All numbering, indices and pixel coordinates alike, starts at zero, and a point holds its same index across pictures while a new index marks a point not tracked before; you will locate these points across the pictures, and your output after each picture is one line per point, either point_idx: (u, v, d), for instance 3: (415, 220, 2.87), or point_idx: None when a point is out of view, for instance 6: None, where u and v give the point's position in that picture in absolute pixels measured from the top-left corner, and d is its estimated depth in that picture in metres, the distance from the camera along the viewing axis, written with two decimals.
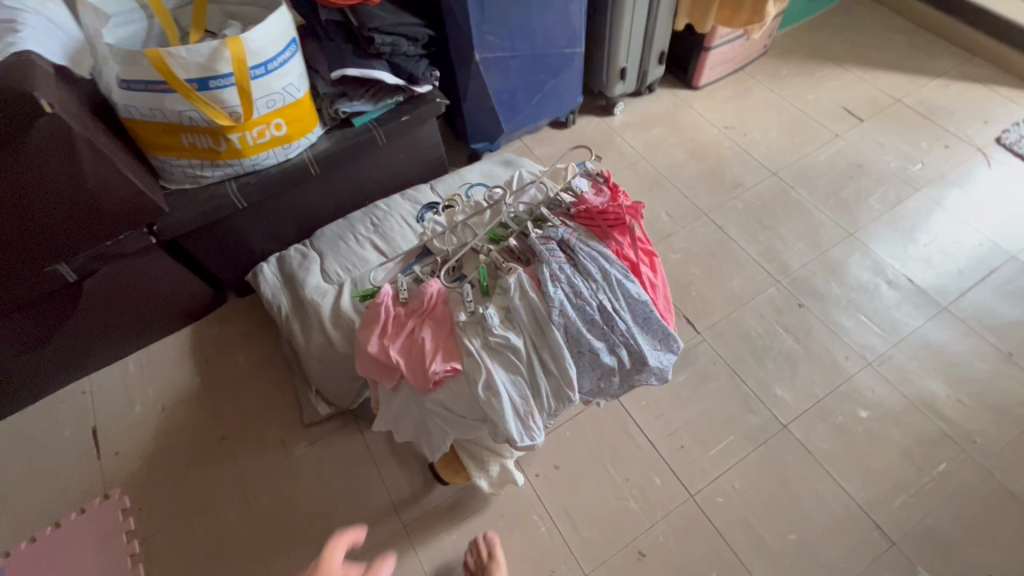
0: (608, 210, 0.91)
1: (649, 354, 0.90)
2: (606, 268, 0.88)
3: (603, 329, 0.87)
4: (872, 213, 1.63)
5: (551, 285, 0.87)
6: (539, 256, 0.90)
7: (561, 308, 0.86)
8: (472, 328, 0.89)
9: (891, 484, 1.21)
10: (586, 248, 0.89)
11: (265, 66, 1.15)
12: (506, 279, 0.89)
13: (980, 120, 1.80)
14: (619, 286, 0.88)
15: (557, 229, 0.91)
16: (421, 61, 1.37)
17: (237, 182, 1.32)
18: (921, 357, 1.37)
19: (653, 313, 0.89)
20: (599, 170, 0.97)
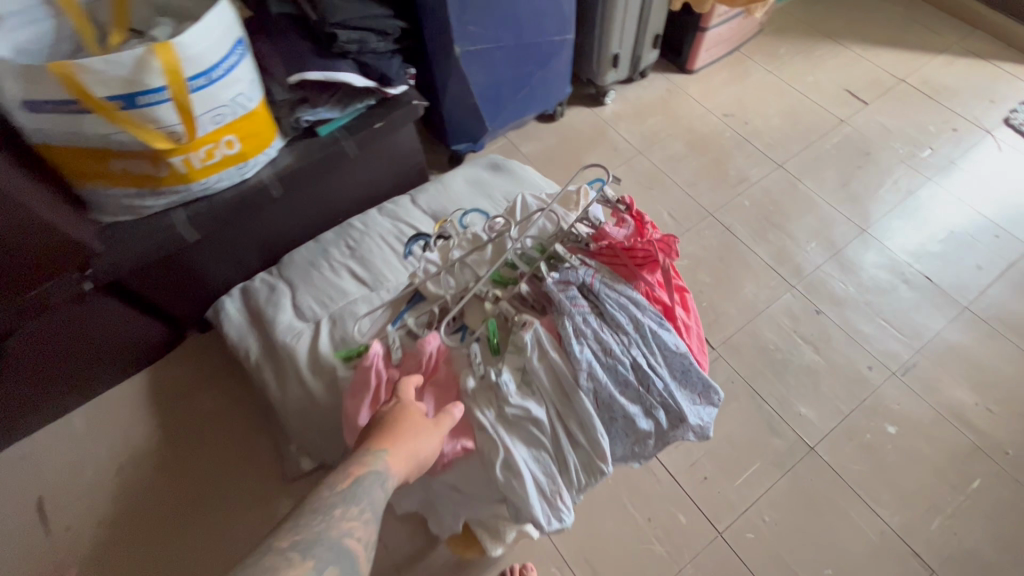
0: (635, 246, 0.76)
1: (690, 412, 0.77)
2: (638, 317, 0.75)
3: (638, 391, 0.74)
4: (884, 206, 1.54)
5: (576, 342, 0.73)
6: (558, 306, 0.75)
7: (589, 370, 0.72)
8: (484, 396, 0.75)
9: (926, 506, 1.15)
10: (613, 294, 0.75)
11: (207, 75, 0.95)
12: (520, 336, 0.75)
13: (987, 99, 1.71)
14: (654, 338, 0.75)
15: (577, 270, 0.77)
16: (393, 58, 1.18)
17: (186, 210, 1.12)
18: (946, 364, 1.30)
19: (692, 364, 0.77)
20: (619, 194, 0.81)
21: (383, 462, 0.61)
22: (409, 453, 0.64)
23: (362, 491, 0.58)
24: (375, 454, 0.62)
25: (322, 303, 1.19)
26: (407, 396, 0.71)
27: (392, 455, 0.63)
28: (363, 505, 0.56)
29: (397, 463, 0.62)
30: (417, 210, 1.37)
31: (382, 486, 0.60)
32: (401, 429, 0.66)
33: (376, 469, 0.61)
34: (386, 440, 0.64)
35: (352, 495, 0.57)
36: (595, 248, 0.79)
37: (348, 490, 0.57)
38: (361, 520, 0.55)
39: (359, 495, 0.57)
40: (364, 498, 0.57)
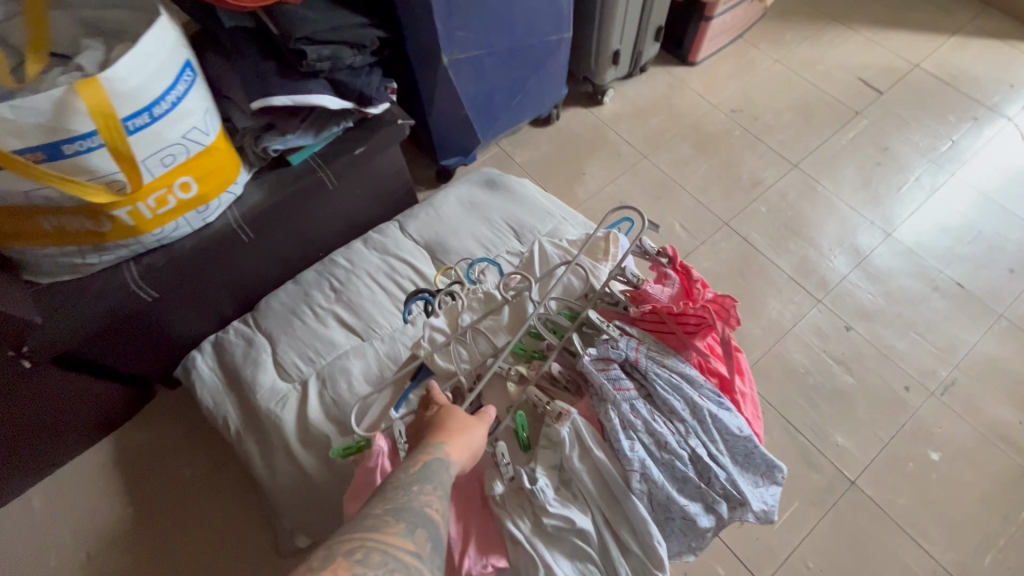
0: (685, 313, 0.65)
1: (754, 498, 0.66)
2: (693, 398, 0.63)
3: (699, 487, 0.62)
4: (907, 207, 1.44)
5: (624, 435, 0.62)
6: (600, 390, 0.64)
7: (642, 470, 0.60)
8: (515, 503, 0.62)
9: (977, 539, 1.07)
10: (663, 372, 0.64)
11: (148, 111, 0.79)
12: (556, 428, 0.63)
13: (1005, 84, 1.62)
14: (713, 422, 0.63)
15: (618, 345, 0.65)
16: (372, 73, 1.02)
17: (139, 264, 0.95)
18: (985, 379, 1.22)
19: (755, 446, 0.65)
20: (659, 245, 0.70)
21: (442, 449, 0.58)
22: (467, 444, 0.60)
23: (433, 469, 0.55)
24: (435, 445, 0.58)
25: (308, 359, 1.04)
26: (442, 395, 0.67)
27: (452, 445, 0.59)
28: (440, 478, 0.55)
29: (459, 452, 0.58)
30: (407, 239, 1.22)
31: (448, 470, 0.56)
32: (452, 421, 0.62)
33: (441, 456, 0.57)
34: (442, 432, 0.60)
35: (424, 473, 0.54)
36: (635, 312, 0.68)
37: (421, 468, 0.55)
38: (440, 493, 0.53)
39: (430, 476, 0.54)
40: (435, 478, 0.54)
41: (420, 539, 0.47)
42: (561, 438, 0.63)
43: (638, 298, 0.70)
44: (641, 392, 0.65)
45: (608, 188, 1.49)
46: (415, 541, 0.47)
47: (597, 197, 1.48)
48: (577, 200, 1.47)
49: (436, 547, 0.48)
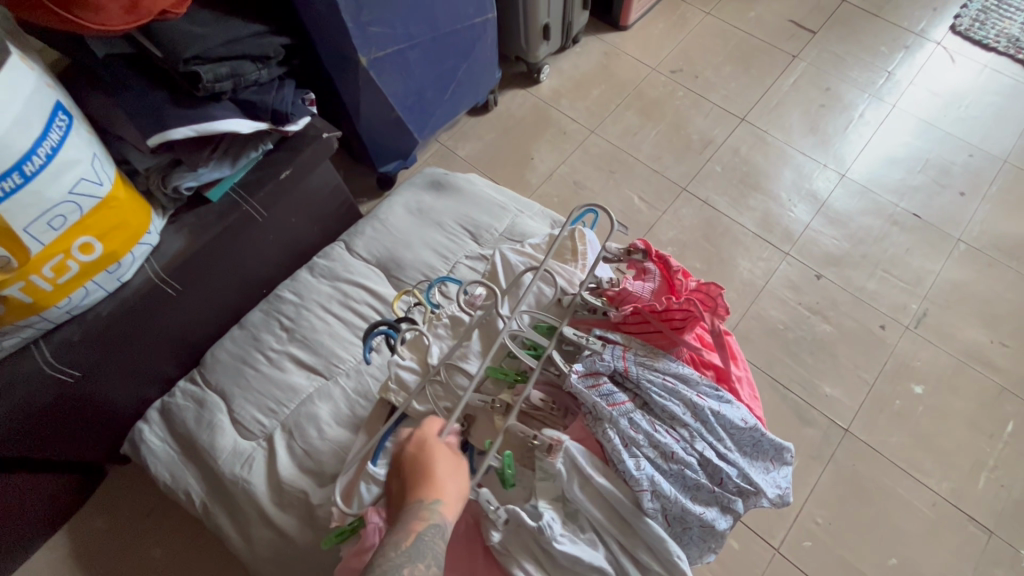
0: (669, 308, 0.63)
1: (767, 485, 0.63)
2: (690, 398, 0.60)
3: (712, 490, 0.59)
4: (855, 146, 1.45)
5: (625, 453, 0.57)
6: (594, 411, 0.59)
7: (652, 486, 0.56)
8: (518, 545, 0.57)
9: (969, 463, 1.09)
10: (656, 375, 0.61)
11: (18, 170, 0.67)
12: (551, 462, 0.57)
13: (929, 9, 1.64)
14: (714, 419, 0.60)
15: (603, 357, 0.61)
16: (282, 86, 0.91)
17: (50, 342, 0.82)
18: (952, 305, 1.24)
19: (762, 433, 0.62)
20: (627, 243, 0.69)
21: (441, 513, 0.50)
22: (456, 497, 0.53)
23: (427, 542, 0.47)
24: (425, 505, 0.50)
25: (269, 411, 0.94)
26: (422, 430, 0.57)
27: (447, 503, 0.51)
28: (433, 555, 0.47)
29: (453, 510, 0.51)
30: (357, 260, 1.12)
31: (444, 539, 0.49)
32: (440, 470, 0.53)
33: (436, 521, 0.49)
34: (430, 486, 0.52)
35: (414, 551, 0.47)
36: (616, 314, 0.65)
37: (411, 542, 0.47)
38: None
39: (424, 553, 0.47)
40: (429, 554, 0.47)
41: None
42: (558, 470, 0.57)
43: (617, 299, 0.66)
44: (636, 402, 0.61)
45: (559, 170, 1.42)
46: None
47: (550, 181, 1.41)
48: (529, 188, 1.40)
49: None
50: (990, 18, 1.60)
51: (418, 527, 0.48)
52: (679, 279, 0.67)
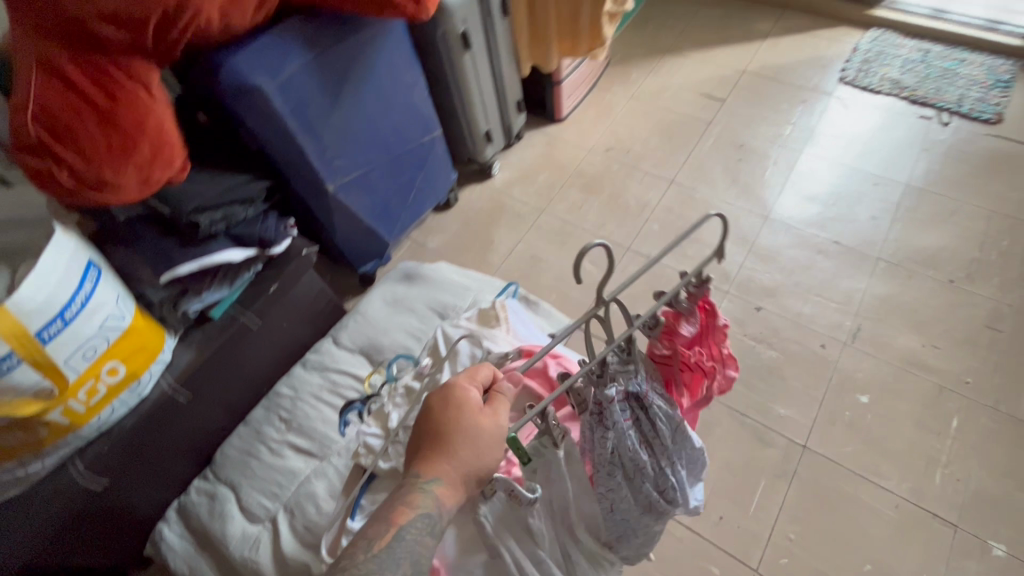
0: (688, 359, 0.75)
1: (692, 501, 0.79)
2: (675, 421, 0.72)
3: (653, 499, 0.74)
4: (775, 189, 1.64)
5: (609, 459, 0.69)
6: (605, 417, 0.67)
7: (615, 486, 0.71)
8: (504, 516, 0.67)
9: (923, 462, 1.17)
10: (659, 399, 0.71)
11: (61, 316, 0.85)
12: (552, 454, 0.64)
13: (819, 66, 1.90)
14: (680, 443, 0.74)
15: (635, 379, 0.69)
16: (267, 217, 1.12)
17: (84, 456, 0.97)
18: (884, 317, 1.36)
19: (704, 460, 0.78)
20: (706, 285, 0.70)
21: (436, 492, 0.57)
22: (462, 471, 0.58)
23: (405, 551, 0.55)
24: (426, 482, 0.57)
25: (272, 495, 1.07)
26: (460, 398, 0.60)
27: (445, 485, 0.57)
28: (409, 565, 0.55)
29: (450, 498, 0.57)
30: (343, 350, 1.27)
31: (428, 531, 0.56)
32: (458, 445, 0.58)
33: (426, 508, 0.56)
34: (440, 461, 0.58)
35: (388, 563, 0.54)
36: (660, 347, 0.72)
37: (388, 551, 0.54)
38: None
39: (399, 546, 0.55)
40: (405, 550, 0.55)
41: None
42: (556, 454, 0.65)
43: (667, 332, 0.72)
44: (632, 417, 0.70)
45: (518, 248, 1.62)
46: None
47: (510, 259, 1.60)
48: (493, 267, 1.59)
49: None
50: (871, 67, 1.85)
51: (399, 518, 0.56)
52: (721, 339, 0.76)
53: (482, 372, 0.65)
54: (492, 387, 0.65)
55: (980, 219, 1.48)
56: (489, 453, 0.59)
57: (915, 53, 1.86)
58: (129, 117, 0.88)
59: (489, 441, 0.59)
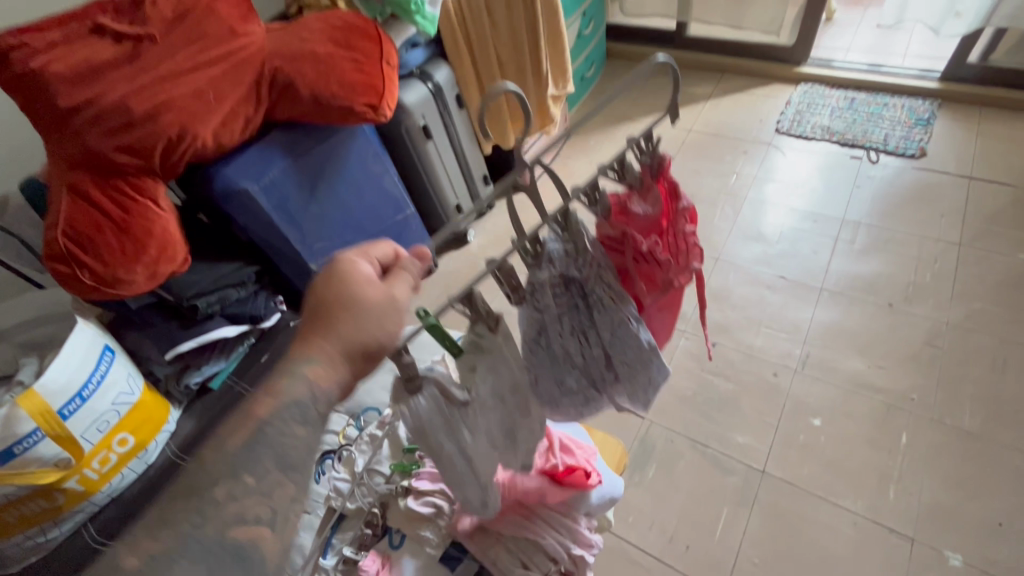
0: (647, 252, 0.68)
1: (636, 394, 0.76)
2: (623, 319, 0.66)
3: (589, 385, 0.71)
4: (723, 232, 1.78)
5: (539, 339, 0.64)
6: (539, 301, 0.60)
7: (544, 369, 0.66)
8: (435, 421, 0.54)
9: (876, 478, 1.22)
10: (606, 288, 0.63)
11: (79, 395, 1.00)
12: (483, 335, 0.55)
13: (757, 120, 2.09)
14: (626, 330, 0.68)
15: (579, 256, 0.61)
16: (257, 296, 1.30)
17: (96, 522, 1.09)
18: (831, 343, 1.45)
19: (654, 355, 0.73)
20: (664, 159, 0.67)
21: (307, 375, 0.45)
22: (345, 351, 0.47)
23: (265, 449, 0.44)
24: (295, 362, 0.46)
25: None
26: (343, 269, 0.48)
27: (319, 371, 0.46)
28: (272, 463, 0.44)
29: (324, 380, 0.46)
30: None
31: (300, 423, 0.46)
32: (339, 324, 0.46)
33: (294, 400, 0.45)
34: (316, 339, 0.46)
35: (245, 462, 0.44)
36: (609, 231, 0.67)
37: (245, 449, 0.44)
38: (275, 493, 0.44)
39: (259, 452, 0.44)
40: (267, 456, 0.44)
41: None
42: (495, 349, 0.56)
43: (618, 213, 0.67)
44: (572, 307, 0.64)
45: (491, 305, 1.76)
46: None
47: None
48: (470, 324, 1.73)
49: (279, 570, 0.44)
50: (804, 117, 2.04)
51: (254, 410, 0.46)
52: (681, 215, 0.72)
53: (381, 244, 0.51)
54: (394, 262, 0.51)
55: (913, 245, 1.60)
56: (379, 333, 0.47)
57: (842, 102, 2.05)
58: (140, 225, 1.06)
59: (378, 319, 0.47)
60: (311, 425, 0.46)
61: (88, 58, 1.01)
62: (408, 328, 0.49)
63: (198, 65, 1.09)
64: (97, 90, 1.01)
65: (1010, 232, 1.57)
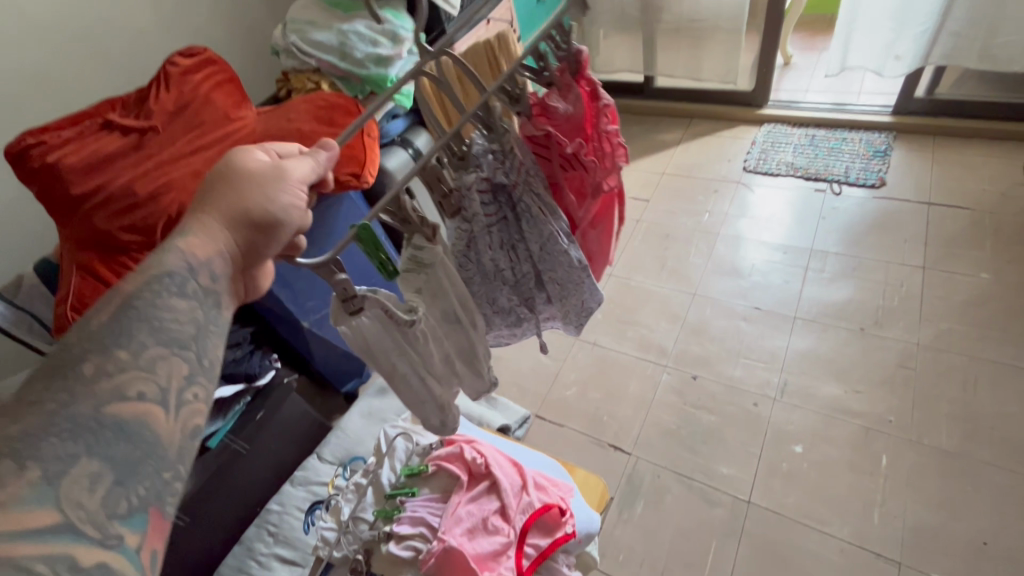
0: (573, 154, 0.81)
1: (567, 304, 0.92)
2: (547, 232, 0.80)
3: (520, 288, 0.86)
4: (699, 268, 1.85)
5: (466, 245, 0.76)
6: (465, 210, 0.72)
7: (479, 272, 0.80)
8: (382, 330, 0.63)
9: (861, 503, 1.24)
10: (528, 199, 0.77)
11: None
12: (425, 247, 0.64)
13: (725, 161, 2.21)
14: (555, 241, 0.81)
15: (502, 168, 0.73)
16: (252, 355, 1.36)
17: None
18: (808, 370, 1.49)
19: (586, 272, 0.88)
20: (581, 56, 0.78)
21: (190, 244, 0.44)
22: (233, 225, 0.46)
23: (137, 319, 0.40)
24: (181, 233, 0.45)
25: None
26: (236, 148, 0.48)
27: (201, 242, 0.45)
28: (150, 337, 0.40)
29: (202, 250, 0.45)
30: (326, 464, 1.41)
31: (180, 291, 0.43)
32: (226, 200, 0.46)
33: (172, 271, 0.43)
34: (204, 213, 0.46)
35: (114, 334, 0.39)
36: (534, 132, 0.79)
37: (110, 322, 0.39)
38: (161, 371, 0.39)
39: (130, 323, 0.40)
40: (139, 328, 0.40)
41: (133, 458, 0.36)
42: (433, 261, 0.66)
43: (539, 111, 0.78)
44: (500, 218, 0.78)
45: None
46: (117, 455, 0.35)
47: None
48: None
49: (183, 457, 0.39)
50: (769, 155, 2.16)
51: (121, 288, 0.42)
52: (602, 113, 0.83)
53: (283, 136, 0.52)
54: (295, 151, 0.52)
55: (880, 270, 1.67)
56: (257, 200, 0.47)
57: (804, 139, 2.17)
58: None
59: (257, 187, 0.47)
60: (192, 299, 0.43)
61: (99, 151, 1.14)
62: (292, 204, 0.48)
63: (197, 149, 1.20)
64: (105, 177, 1.13)
65: (971, 253, 1.64)
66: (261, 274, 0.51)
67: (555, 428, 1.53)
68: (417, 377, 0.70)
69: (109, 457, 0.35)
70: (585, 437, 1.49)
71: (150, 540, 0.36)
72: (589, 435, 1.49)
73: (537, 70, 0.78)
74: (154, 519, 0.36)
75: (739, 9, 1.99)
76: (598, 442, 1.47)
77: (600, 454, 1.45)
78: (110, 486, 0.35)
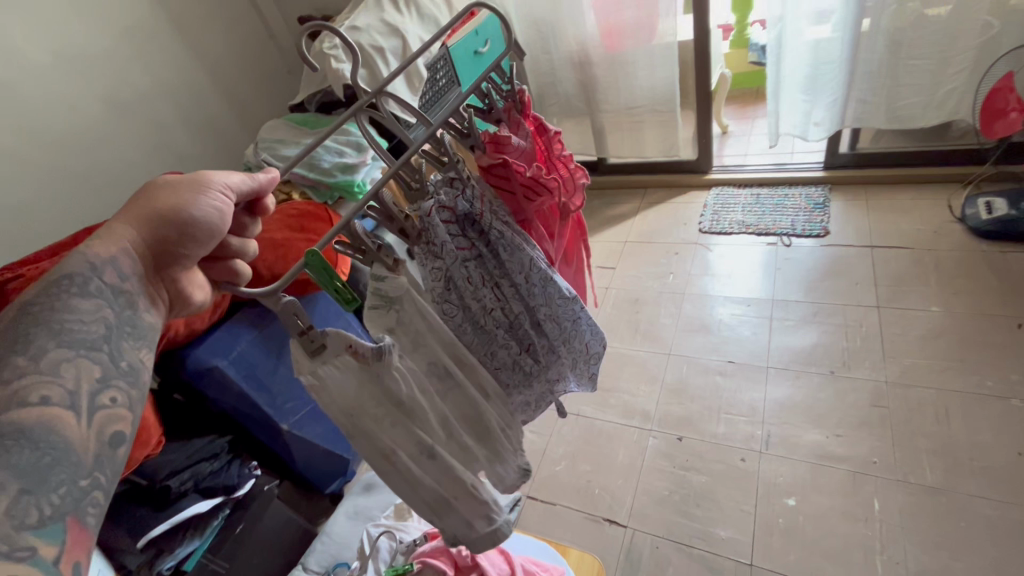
0: (532, 182, 0.87)
1: (563, 338, 0.95)
2: (525, 259, 0.84)
3: (513, 330, 0.88)
4: (670, 327, 1.91)
5: (445, 283, 0.77)
6: (433, 242, 0.74)
7: (469, 314, 0.81)
8: (355, 370, 0.63)
9: (860, 552, 1.22)
10: (497, 227, 0.82)
11: None
12: (390, 278, 0.67)
13: (681, 225, 2.35)
14: (535, 267, 0.85)
15: (462, 198, 0.79)
16: (232, 465, 1.34)
17: None
18: (787, 417, 1.52)
19: (579, 308, 0.95)
20: (522, 94, 0.92)
21: (99, 245, 0.49)
22: (146, 228, 0.51)
23: (35, 324, 0.44)
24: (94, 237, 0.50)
25: None
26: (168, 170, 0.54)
27: (107, 241, 0.50)
28: (52, 341, 0.44)
29: (104, 248, 0.49)
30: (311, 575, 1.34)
31: (78, 285, 0.47)
32: (145, 206, 0.51)
33: (75, 271, 0.47)
34: (122, 221, 0.51)
35: (16, 346, 0.43)
36: (491, 162, 0.86)
37: (8, 330, 0.44)
38: (67, 374, 0.43)
39: (26, 327, 0.44)
40: (40, 330, 0.44)
41: (41, 466, 0.40)
42: (397, 292, 0.68)
43: (493, 145, 0.85)
44: (476, 255, 0.82)
45: None
46: (22, 462, 0.39)
47: None
48: None
49: (98, 466, 0.43)
50: (721, 216, 2.30)
51: (23, 299, 0.46)
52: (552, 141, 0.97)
53: None
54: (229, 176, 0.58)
55: (838, 314, 1.75)
56: (168, 203, 0.51)
57: (750, 198, 2.33)
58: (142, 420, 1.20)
59: (175, 193, 0.52)
60: (98, 298, 0.47)
61: None
62: (206, 208, 0.52)
63: None
64: None
65: (918, 290, 1.75)
66: (188, 284, 0.54)
67: (547, 508, 1.49)
68: (433, 428, 0.70)
69: (15, 465, 0.38)
70: (579, 514, 1.45)
71: (69, 553, 0.39)
72: (582, 511, 1.46)
73: (485, 108, 0.91)
74: (72, 528, 0.40)
75: (671, 93, 2.22)
76: (592, 517, 1.43)
77: (596, 530, 1.41)
78: (18, 496, 0.38)
